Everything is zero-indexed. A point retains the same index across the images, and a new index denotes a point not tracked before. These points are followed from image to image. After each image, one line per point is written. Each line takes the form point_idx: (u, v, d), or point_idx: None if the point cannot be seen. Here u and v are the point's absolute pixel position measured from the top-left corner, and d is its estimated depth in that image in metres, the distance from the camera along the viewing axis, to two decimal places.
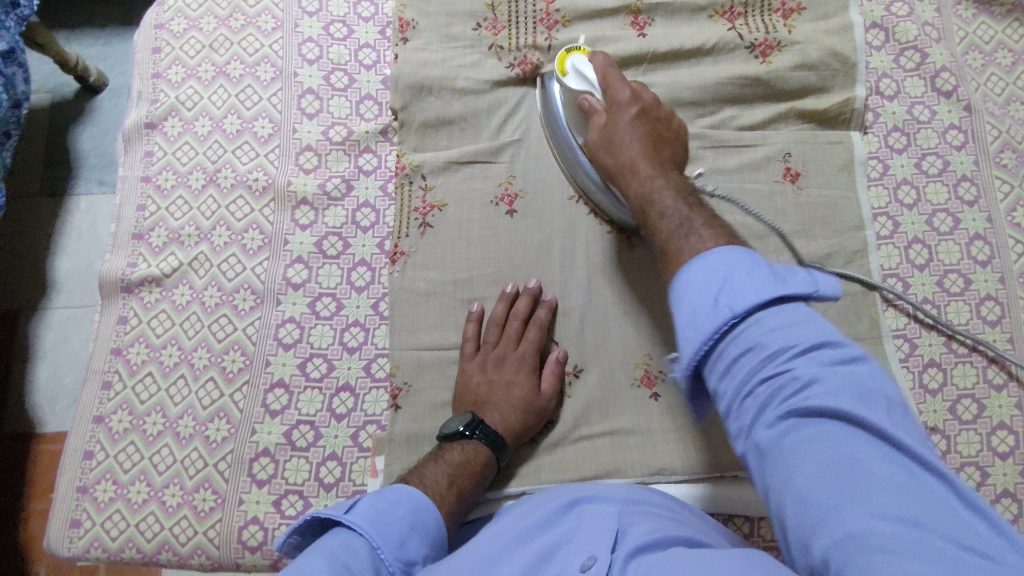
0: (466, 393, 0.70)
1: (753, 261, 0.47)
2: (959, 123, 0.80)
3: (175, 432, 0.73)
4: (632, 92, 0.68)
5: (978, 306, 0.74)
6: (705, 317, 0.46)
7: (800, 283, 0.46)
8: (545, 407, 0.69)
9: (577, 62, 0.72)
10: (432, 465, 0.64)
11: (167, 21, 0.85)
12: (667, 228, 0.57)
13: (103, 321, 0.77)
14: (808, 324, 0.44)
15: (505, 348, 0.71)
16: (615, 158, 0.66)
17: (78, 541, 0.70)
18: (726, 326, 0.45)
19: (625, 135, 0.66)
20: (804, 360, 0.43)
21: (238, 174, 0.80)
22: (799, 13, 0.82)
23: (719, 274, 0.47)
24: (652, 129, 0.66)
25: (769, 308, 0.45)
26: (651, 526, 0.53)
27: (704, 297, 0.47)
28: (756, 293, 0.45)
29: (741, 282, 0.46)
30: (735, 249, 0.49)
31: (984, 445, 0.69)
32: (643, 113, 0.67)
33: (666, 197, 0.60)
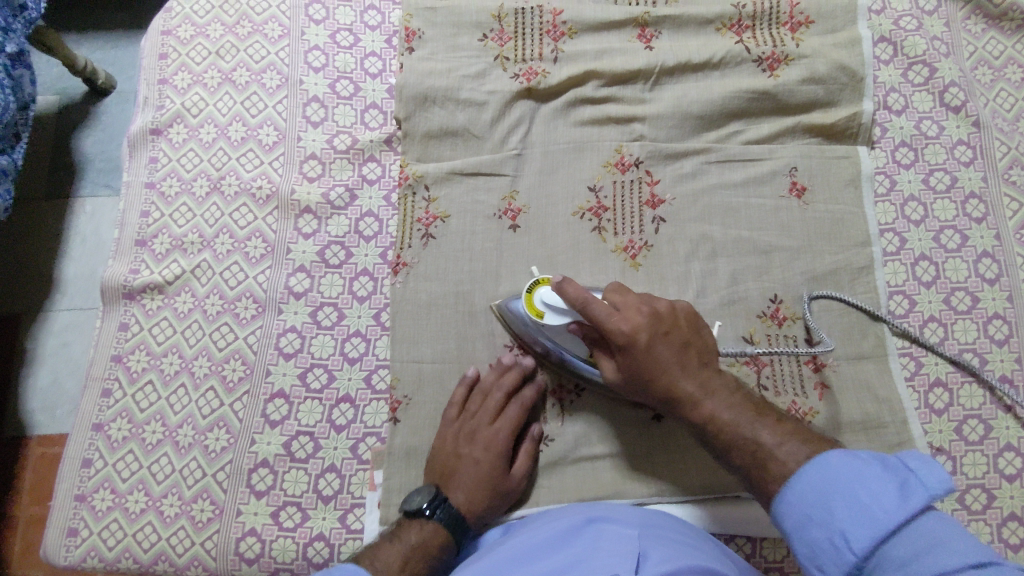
0: (436, 461, 0.67)
1: (856, 470, 0.47)
2: (968, 139, 0.79)
3: (175, 441, 0.72)
4: (629, 321, 0.61)
5: (986, 325, 0.73)
6: (829, 559, 0.45)
7: (911, 490, 0.44)
8: (512, 489, 0.67)
9: (546, 301, 0.66)
10: (386, 546, 0.61)
11: (175, 27, 0.85)
12: (745, 457, 0.55)
13: (105, 328, 0.76)
14: (935, 536, 0.42)
15: (481, 423, 0.68)
16: (651, 389, 0.61)
17: (75, 550, 0.69)
18: (854, 566, 0.44)
19: (644, 370, 0.60)
20: (945, 567, 0.40)
21: (242, 182, 0.79)
22: (807, 26, 0.81)
23: (822, 499, 0.47)
24: (668, 344, 0.60)
25: (887, 531, 0.43)
26: (670, 551, 0.52)
27: (818, 535, 0.46)
28: (869, 521, 0.44)
29: (848, 506, 0.46)
30: (832, 462, 0.48)
31: (991, 467, 0.68)
32: (651, 337, 0.60)
33: (727, 419, 0.57)
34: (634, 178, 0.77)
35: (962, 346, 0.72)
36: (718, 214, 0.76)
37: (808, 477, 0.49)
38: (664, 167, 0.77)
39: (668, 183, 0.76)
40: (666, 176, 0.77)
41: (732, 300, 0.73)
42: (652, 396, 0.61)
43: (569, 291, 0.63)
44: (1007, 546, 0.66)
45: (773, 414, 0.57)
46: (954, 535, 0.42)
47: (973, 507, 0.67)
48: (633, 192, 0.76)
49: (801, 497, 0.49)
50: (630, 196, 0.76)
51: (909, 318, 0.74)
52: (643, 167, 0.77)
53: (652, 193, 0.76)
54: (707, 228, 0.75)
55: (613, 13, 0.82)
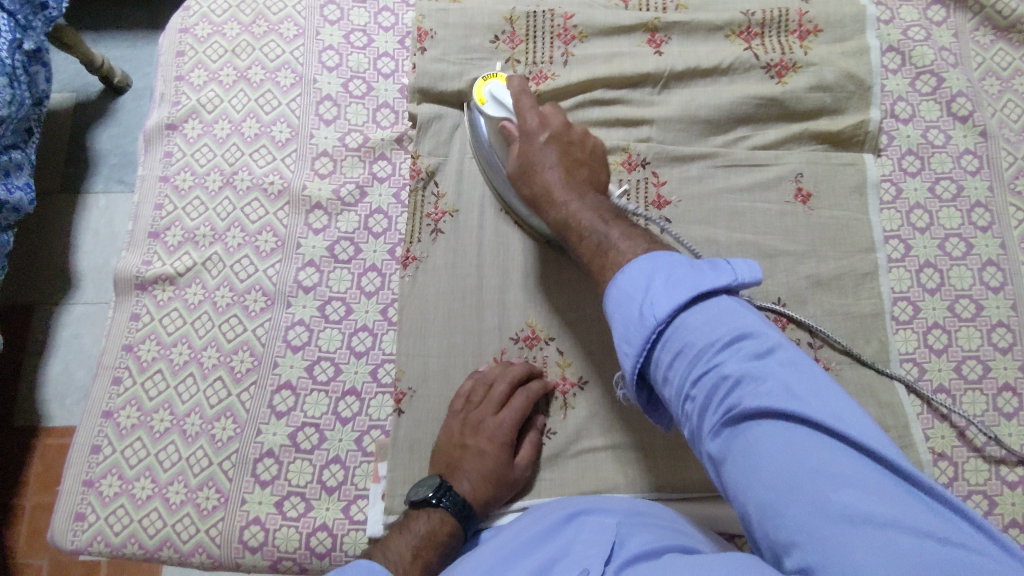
0: (442, 450, 0.68)
1: (681, 264, 0.53)
2: (974, 148, 0.79)
3: (182, 429, 0.73)
4: (541, 118, 0.69)
5: (990, 332, 0.73)
6: (635, 332, 0.52)
7: (719, 282, 0.51)
8: (517, 479, 0.67)
9: (494, 90, 0.72)
10: (396, 538, 0.62)
11: (192, 25, 0.87)
12: (590, 244, 0.62)
13: (117, 318, 0.78)
14: (726, 318, 0.50)
15: (484, 412, 0.68)
16: (532, 186, 0.68)
17: (81, 534, 0.70)
18: (655, 341, 0.51)
19: (533, 164, 0.68)
20: (729, 357, 0.48)
21: (254, 177, 0.81)
22: (816, 35, 0.82)
23: (645, 281, 0.53)
24: (563, 152, 0.68)
25: (690, 309, 0.51)
26: (649, 537, 0.54)
27: (632, 310, 0.53)
28: (674, 303, 0.51)
29: (663, 290, 0.52)
30: (660, 254, 0.55)
31: (993, 474, 0.68)
32: (550, 136, 0.68)
33: (584, 219, 0.64)
34: (641, 178, 0.77)
35: (966, 353, 0.73)
36: (724, 217, 0.76)
37: (639, 265, 0.54)
38: (671, 169, 0.78)
39: (674, 185, 0.77)
40: (671, 178, 0.78)
41: None
42: (528, 194, 0.69)
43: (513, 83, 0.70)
44: None
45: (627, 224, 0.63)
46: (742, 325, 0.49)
47: None
48: (640, 192, 0.77)
49: (631, 281, 0.54)
50: (636, 196, 0.77)
51: (913, 325, 0.74)
52: (650, 168, 0.78)
53: (659, 194, 0.77)
54: (712, 230, 0.76)
55: (623, 18, 0.83)
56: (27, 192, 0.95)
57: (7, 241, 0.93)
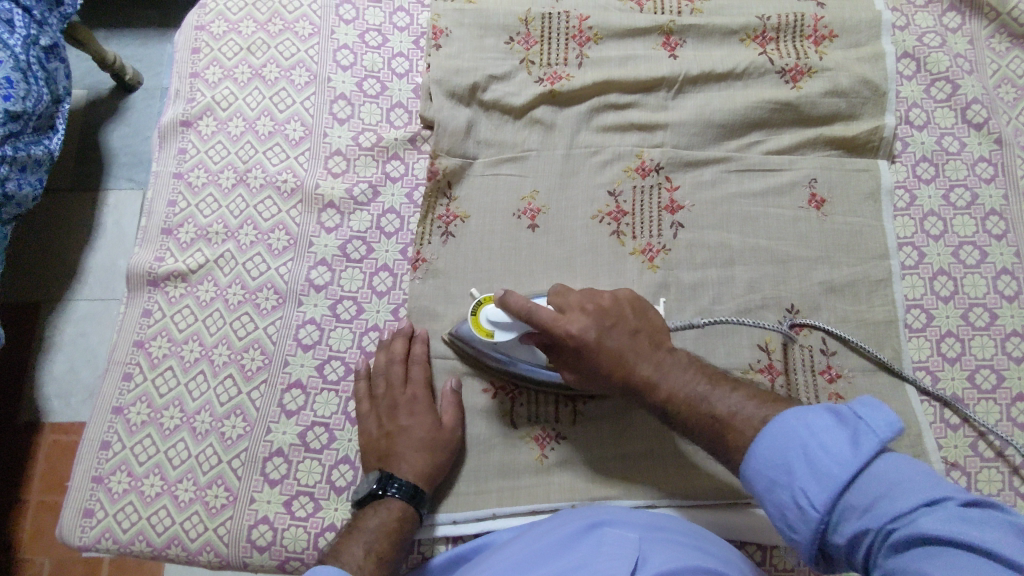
0: (371, 448, 0.69)
1: (809, 424, 0.49)
2: (989, 155, 0.79)
3: (192, 427, 0.73)
4: (572, 323, 0.61)
5: (1004, 342, 0.73)
6: (795, 518, 0.47)
7: (860, 435, 0.47)
8: (450, 438, 0.68)
9: (490, 318, 0.67)
10: (347, 540, 0.61)
11: (208, 23, 0.87)
12: (707, 427, 0.56)
13: (129, 314, 0.78)
14: (891, 475, 0.45)
15: (394, 394, 0.70)
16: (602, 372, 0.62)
17: (89, 531, 0.70)
18: (821, 521, 0.46)
19: (592, 366, 0.62)
20: (898, 510, 0.43)
21: (267, 175, 0.81)
22: (831, 40, 0.82)
23: (783, 458, 0.49)
24: (621, 336, 0.61)
25: (845, 475, 0.46)
26: (673, 553, 0.53)
27: (786, 500, 0.48)
28: (824, 475, 0.46)
29: (805, 465, 0.48)
30: (786, 417, 0.51)
31: (1006, 485, 0.68)
32: (599, 331, 0.61)
33: (686, 393, 0.58)
34: (654, 183, 0.77)
35: (979, 362, 0.72)
36: (737, 222, 0.76)
37: (770, 441, 0.50)
38: (684, 174, 0.78)
39: (687, 190, 0.77)
40: (685, 183, 0.77)
41: (750, 309, 0.73)
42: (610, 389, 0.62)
43: (513, 302, 0.64)
44: None
45: (723, 380, 0.59)
46: (903, 476, 0.44)
47: None
48: (652, 197, 0.77)
49: (766, 461, 0.50)
50: (648, 201, 0.77)
51: (926, 333, 0.74)
52: (663, 173, 0.78)
53: (672, 199, 0.77)
54: (725, 235, 0.76)
55: (639, 21, 0.83)
56: (37, 188, 0.95)
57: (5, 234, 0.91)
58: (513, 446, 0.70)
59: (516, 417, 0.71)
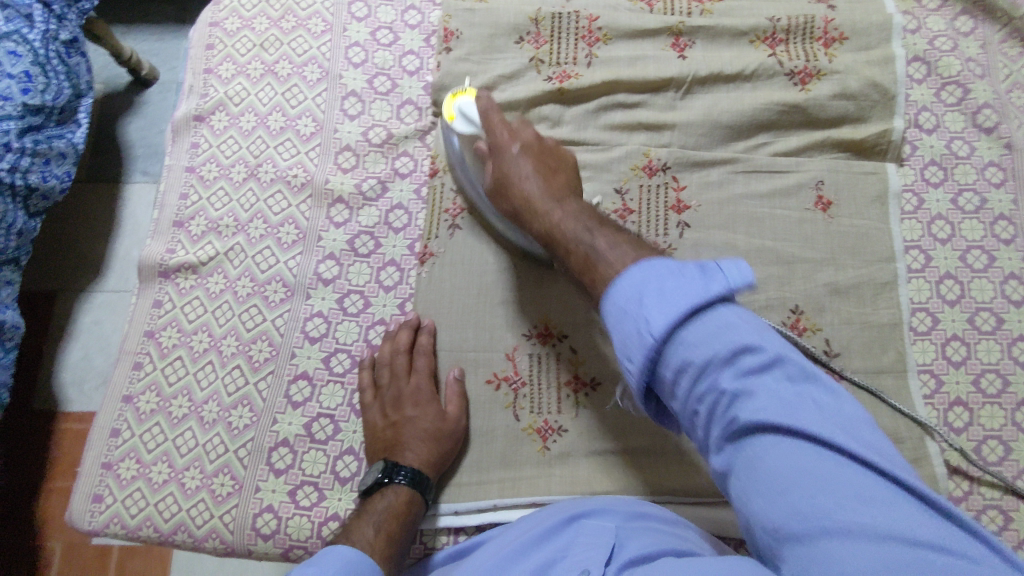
0: (376, 441, 0.69)
1: (675, 269, 0.47)
2: (999, 160, 0.79)
3: (200, 416, 0.74)
4: (511, 131, 0.70)
5: (1010, 346, 0.72)
6: (633, 350, 0.46)
7: (715, 287, 0.45)
8: (455, 428, 0.69)
9: (460, 106, 0.74)
10: (356, 522, 0.62)
11: (222, 19, 0.88)
12: (577, 254, 0.59)
13: (140, 304, 0.79)
14: (730, 330, 0.44)
15: (399, 385, 0.71)
16: (510, 195, 0.68)
17: (98, 516, 0.72)
18: (656, 359, 0.46)
19: (505, 171, 0.68)
20: (739, 380, 0.43)
21: (278, 170, 0.82)
22: (841, 42, 0.82)
23: (638, 295, 0.47)
24: (538, 162, 0.68)
25: (691, 324, 0.45)
26: (649, 540, 0.54)
27: (631, 324, 0.47)
28: (674, 316, 0.45)
29: (659, 301, 0.46)
30: (657, 262, 0.49)
31: (1008, 489, 0.68)
32: (522, 148, 0.69)
33: (565, 225, 0.62)
34: (661, 183, 0.78)
35: (985, 366, 0.72)
36: (743, 222, 0.76)
37: (643, 269, 0.48)
38: (691, 173, 0.78)
39: (693, 189, 0.77)
40: (692, 183, 0.78)
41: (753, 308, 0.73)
42: (511, 209, 0.68)
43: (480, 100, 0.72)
44: None
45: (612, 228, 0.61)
46: (747, 340, 0.44)
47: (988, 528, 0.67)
48: (659, 197, 0.77)
49: (628, 286, 0.48)
50: (656, 200, 0.77)
51: (931, 336, 0.73)
52: (670, 173, 0.78)
53: (678, 198, 0.77)
54: (731, 235, 0.76)
55: (648, 21, 0.83)
56: (65, 181, 0.96)
57: (36, 228, 0.93)
58: (515, 438, 0.71)
59: (519, 409, 0.72)
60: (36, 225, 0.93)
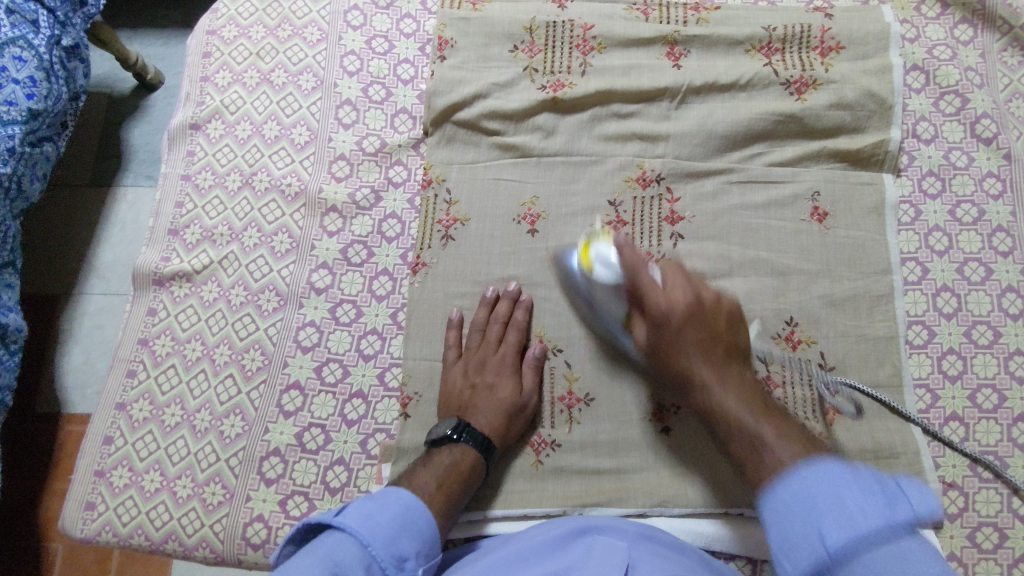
0: (450, 398, 0.71)
1: (850, 479, 0.44)
2: (998, 171, 0.78)
3: (192, 424, 0.75)
4: (666, 298, 0.61)
5: (1007, 361, 0.71)
6: (800, 553, 0.44)
7: (901, 507, 0.42)
8: (528, 407, 0.70)
9: (599, 253, 0.69)
10: (421, 470, 0.64)
11: (220, 28, 0.89)
12: (745, 449, 0.54)
13: (134, 312, 0.80)
14: (914, 557, 0.40)
15: (486, 352, 0.72)
16: (668, 367, 0.61)
17: (91, 523, 0.72)
18: (825, 566, 0.43)
19: (664, 346, 0.61)
20: None
21: (273, 178, 0.82)
22: (838, 52, 0.81)
23: (809, 499, 0.45)
24: (701, 331, 0.59)
25: (871, 545, 0.41)
26: (661, 564, 0.53)
27: (797, 529, 0.44)
28: (851, 527, 0.42)
29: (833, 508, 0.43)
30: (831, 464, 0.46)
31: (1004, 506, 0.67)
32: (684, 320, 0.60)
33: (734, 411, 0.56)
34: (655, 194, 0.77)
35: (981, 380, 0.71)
36: (737, 234, 0.76)
37: (805, 477, 0.46)
38: (685, 184, 0.77)
39: (688, 200, 0.77)
40: (686, 194, 0.77)
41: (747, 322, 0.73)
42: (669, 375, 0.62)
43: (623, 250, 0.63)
44: None
45: (787, 419, 0.54)
46: (937, 563, 0.40)
47: (983, 546, 0.66)
48: (653, 208, 0.77)
49: (790, 492, 0.46)
50: (649, 211, 0.77)
51: (928, 350, 0.72)
52: (664, 183, 0.77)
53: (672, 209, 0.77)
54: (725, 247, 0.75)
55: (643, 31, 0.83)
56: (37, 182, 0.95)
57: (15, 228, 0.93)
58: (508, 452, 0.70)
59: None
60: (18, 226, 0.93)
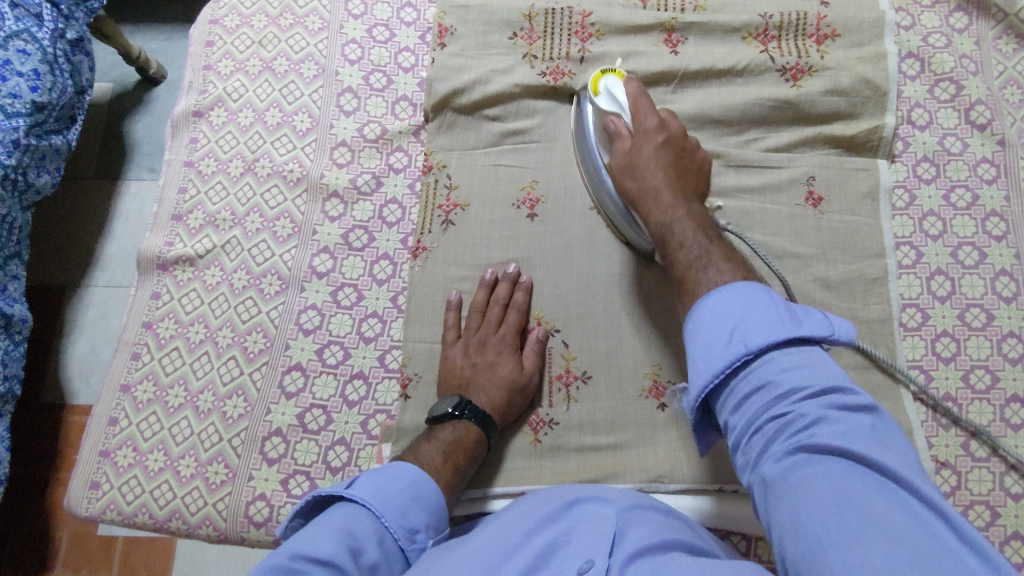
0: (451, 378, 0.72)
1: (770, 303, 0.52)
2: (992, 157, 0.79)
3: (195, 405, 0.76)
4: (659, 122, 0.71)
5: (1000, 342, 0.72)
6: (717, 355, 0.51)
7: (813, 329, 0.50)
8: (528, 385, 0.71)
9: (609, 86, 0.75)
10: (425, 444, 0.65)
11: (222, 17, 0.90)
12: (689, 259, 0.62)
13: (138, 296, 0.81)
14: (812, 368, 0.48)
15: (486, 332, 0.73)
16: (640, 189, 0.70)
17: (96, 502, 0.73)
18: (737, 363, 0.50)
19: (644, 165, 0.70)
20: (814, 402, 0.46)
21: (275, 164, 0.83)
22: (834, 39, 0.82)
23: (735, 313, 0.52)
24: (678, 162, 0.70)
25: (782, 351, 0.49)
26: (651, 530, 0.54)
27: (717, 333, 0.52)
28: (766, 331, 0.49)
29: (752, 320, 0.51)
30: (755, 289, 0.53)
31: (996, 485, 0.68)
32: (666, 144, 0.70)
33: (686, 231, 0.65)
34: None
35: (974, 362, 0.72)
36: (734, 217, 0.77)
37: (732, 292, 0.54)
38: None
39: None
40: None
41: None
42: (636, 196, 0.70)
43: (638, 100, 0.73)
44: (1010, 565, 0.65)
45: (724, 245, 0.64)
46: (832, 373, 0.48)
47: (975, 523, 0.67)
48: None
49: (721, 306, 0.53)
50: None
51: (921, 332, 0.73)
52: None
53: None
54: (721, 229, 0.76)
55: (641, 18, 0.84)
56: (56, 176, 0.98)
57: (29, 221, 0.95)
58: (507, 431, 0.72)
59: None
60: (28, 217, 0.95)
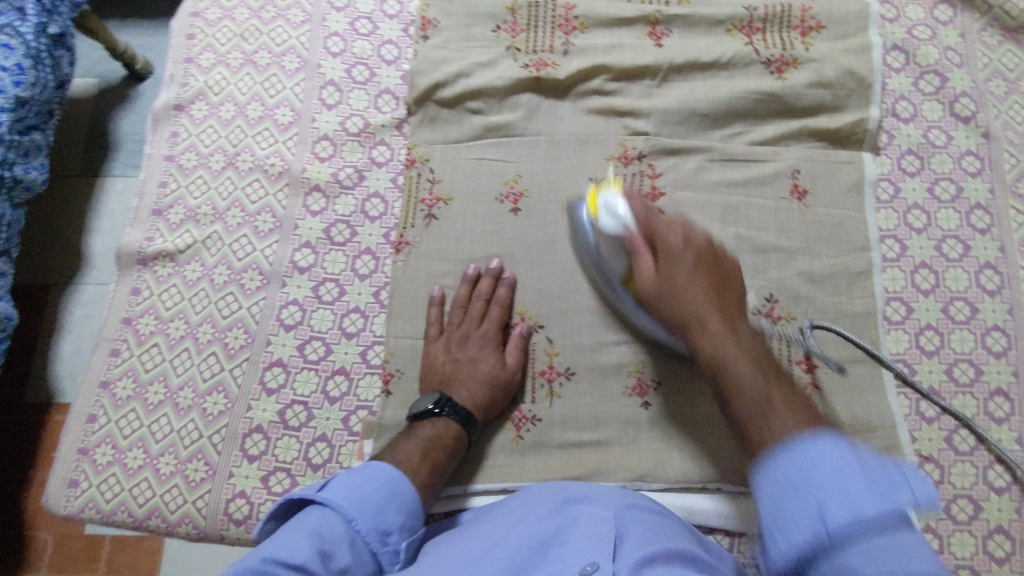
0: (433, 374, 0.71)
1: (855, 465, 0.42)
2: (976, 149, 0.78)
3: (175, 402, 0.75)
4: (684, 234, 0.62)
5: (984, 336, 0.72)
6: (795, 530, 0.42)
7: (901, 495, 0.41)
8: (510, 381, 0.70)
9: (608, 201, 0.67)
10: (403, 442, 0.65)
11: (203, 9, 0.89)
12: (754, 408, 0.51)
13: (118, 292, 0.80)
14: (911, 551, 0.38)
15: (468, 327, 0.73)
16: (675, 317, 0.60)
17: (74, 500, 0.72)
18: (820, 545, 0.40)
19: (677, 287, 0.60)
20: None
21: (256, 158, 0.82)
22: (819, 31, 0.82)
23: (805, 474, 0.43)
24: (713, 282, 0.60)
25: (870, 528, 0.39)
26: (649, 532, 0.53)
27: (795, 503, 0.42)
28: (851, 505, 0.40)
29: (832, 485, 0.41)
30: (832, 445, 0.44)
31: (979, 478, 0.68)
32: (697, 262, 0.60)
33: (745, 371, 0.53)
34: (636, 172, 0.78)
35: (958, 355, 0.72)
36: (718, 212, 0.76)
37: (805, 453, 0.44)
38: (666, 162, 0.78)
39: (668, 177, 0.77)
40: (667, 171, 0.78)
41: None
42: (675, 324, 0.60)
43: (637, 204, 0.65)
44: (991, 558, 0.65)
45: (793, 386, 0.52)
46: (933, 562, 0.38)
47: (958, 518, 0.67)
48: (634, 185, 0.77)
49: (785, 467, 0.44)
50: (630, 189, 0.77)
51: (906, 326, 0.73)
52: (646, 161, 0.78)
53: (653, 186, 0.77)
54: (706, 224, 0.76)
55: (625, 10, 0.83)
56: (43, 172, 0.96)
57: (21, 219, 0.94)
58: (490, 428, 0.71)
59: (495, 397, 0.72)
60: (20, 215, 0.94)
